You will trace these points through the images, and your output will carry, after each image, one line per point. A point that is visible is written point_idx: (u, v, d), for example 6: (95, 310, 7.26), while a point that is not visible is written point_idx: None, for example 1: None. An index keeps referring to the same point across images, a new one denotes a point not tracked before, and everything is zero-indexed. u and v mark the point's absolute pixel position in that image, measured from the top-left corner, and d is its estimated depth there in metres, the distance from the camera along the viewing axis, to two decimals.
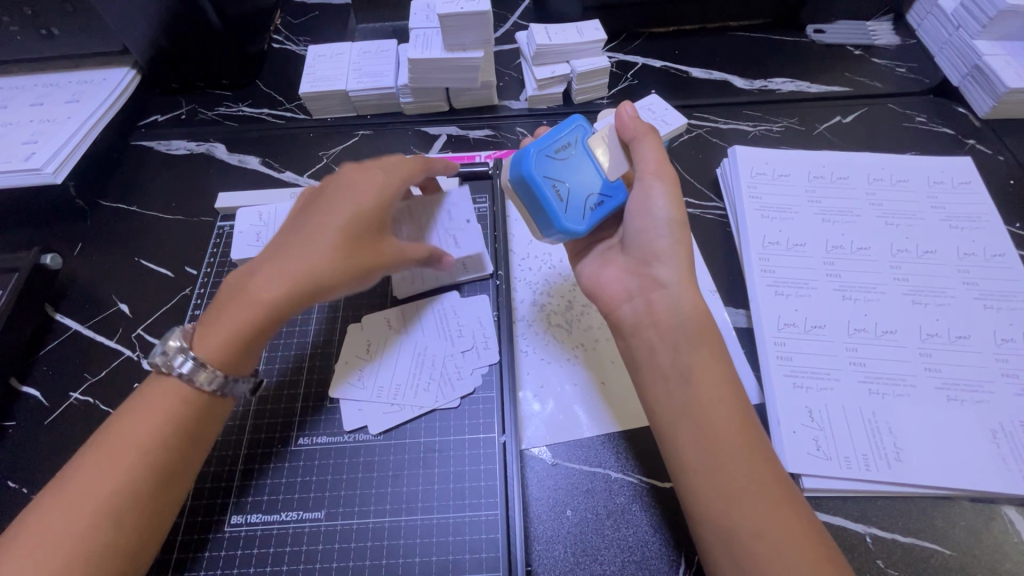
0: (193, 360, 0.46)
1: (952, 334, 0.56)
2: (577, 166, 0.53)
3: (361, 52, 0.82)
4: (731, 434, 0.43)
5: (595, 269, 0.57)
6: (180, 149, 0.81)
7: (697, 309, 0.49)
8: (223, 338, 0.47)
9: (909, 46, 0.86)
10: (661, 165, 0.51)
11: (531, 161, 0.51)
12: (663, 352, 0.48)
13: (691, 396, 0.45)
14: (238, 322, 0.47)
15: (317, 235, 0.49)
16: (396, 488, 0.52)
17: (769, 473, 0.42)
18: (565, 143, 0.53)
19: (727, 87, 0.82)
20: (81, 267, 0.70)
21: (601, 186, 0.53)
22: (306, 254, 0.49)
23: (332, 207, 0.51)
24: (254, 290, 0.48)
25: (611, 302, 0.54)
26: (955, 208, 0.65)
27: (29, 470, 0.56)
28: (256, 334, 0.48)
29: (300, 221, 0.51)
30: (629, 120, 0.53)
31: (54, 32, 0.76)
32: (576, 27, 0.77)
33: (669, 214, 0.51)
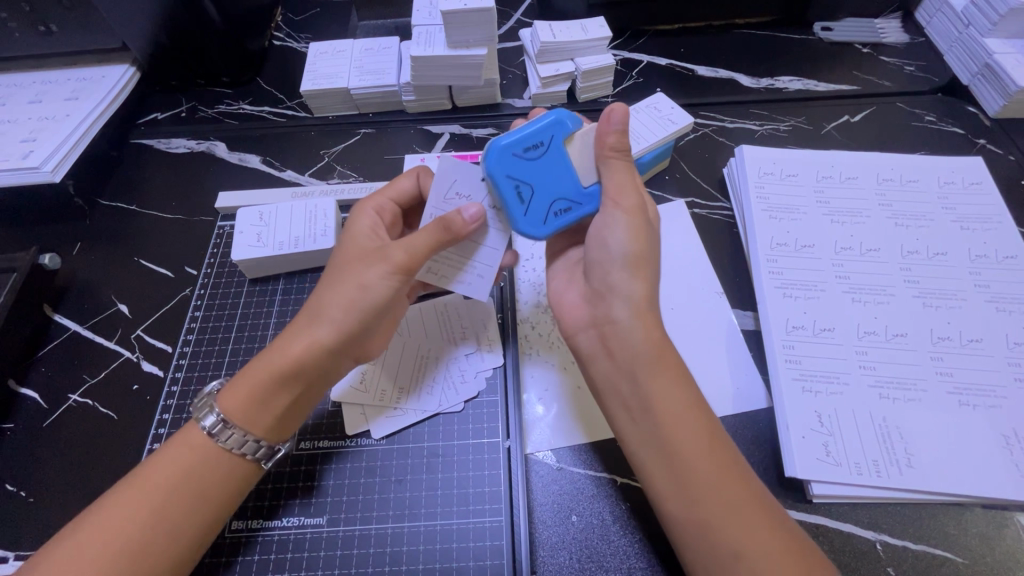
0: (217, 416, 0.46)
1: (964, 338, 0.55)
2: (548, 168, 0.49)
3: (363, 49, 0.81)
4: (698, 465, 0.42)
5: (559, 286, 0.56)
6: (180, 147, 0.80)
7: (654, 339, 0.46)
8: (242, 396, 0.46)
9: (918, 44, 0.85)
10: (627, 195, 0.48)
11: (497, 159, 0.48)
12: (622, 384, 0.46)
13: (653, 431, 0.44)
14: (255, 379, 0.47)
15: (330, 285, 0.49)
16: (399, 494, 0.51)
17: (744, 496, 0.41)
18: (537, 142, 0.48)
19: (734, 85, 0.81)
20: (79, 267, 0.69)
21: (571, 194, 0.50)
22: (319, 305, 0.49)
23: (353, 265, 0.49)
24: (274, 349, 0.48)
25: (569, 327, 0.53)
26: (966, 209, 0.64)
27: (27, 472, 0.55)
28: (275, 386, 0.47)
29: (327, 279, 0.50)
30: (609, 133, 0.48)
31: (53, 28, 0.75)
32: (581, 25, 0.76)
33: (624, 245, 0.48)
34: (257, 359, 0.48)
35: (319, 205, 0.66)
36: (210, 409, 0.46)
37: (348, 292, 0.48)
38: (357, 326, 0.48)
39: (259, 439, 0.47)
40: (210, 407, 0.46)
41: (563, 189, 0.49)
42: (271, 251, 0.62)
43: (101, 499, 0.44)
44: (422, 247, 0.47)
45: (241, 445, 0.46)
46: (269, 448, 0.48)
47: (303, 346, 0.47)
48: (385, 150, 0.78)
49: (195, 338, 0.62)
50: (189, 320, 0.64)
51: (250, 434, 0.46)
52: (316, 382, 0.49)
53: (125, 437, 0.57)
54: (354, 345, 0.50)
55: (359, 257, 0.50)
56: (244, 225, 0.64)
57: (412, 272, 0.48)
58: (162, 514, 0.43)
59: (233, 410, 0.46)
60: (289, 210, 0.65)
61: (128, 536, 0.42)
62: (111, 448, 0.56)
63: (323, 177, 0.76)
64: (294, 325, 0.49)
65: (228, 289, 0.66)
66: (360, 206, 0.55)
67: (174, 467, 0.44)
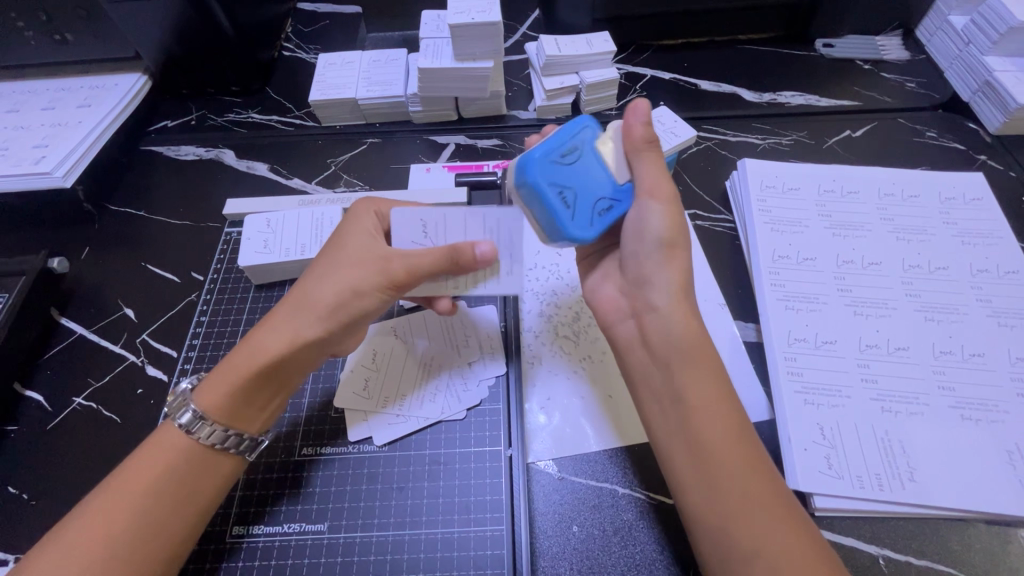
0: (193, 413, 0.46)
1: (965, 352, 0.55)
2: (584, 171, 0.48)
3: (372, 61, 0.82)
4: (725, 452, 0.42)
5: (595, 283, 0.57)
6: (189, 154, 0.82)
7: (691, 331, 0.47)
8: (221, 393, 0.47)
9: (919, 62, 0.86)
10: (661, 183, 0.48)
11: (537, 168, 0.45)
12: (656, 372, 0.48)
13: (684, 418, 0.44)
14: (236, 367, 0.47)
15: (315, 279, 0.50)
16: (400, 501, 0.51)
17: (771, 497, 0.41)
18: (568, 147, 0.48)
19: (737, 100, 0.82)
20: (88, 271, 0.70)
21: (609, 190, 0.49)
22: (303, 301, 0.49)
23: (342, 268, 0.50)
24: (255, 340, 0.49)
25: (608, 319, 0.54)
26: (967, 224, 0.64)
27: (30, 476, 0.55)
28: (254, 377, 0.47)
29: (316, 274, 0.51)
30: (635, 127, 0.49)
31: (68, 37, 0.77)
32: (585, 39, 0.78)
33: (660, 233, 0.48)
34: (239, 354, 0.48)
35: (326, 213, 0.66)
36: (184, 406, 0.46)
37: (336, 295, 0.49)
38: (340, 329, 0.50)
39: (242, 431, 0.48)
40: (184, 405, 0.47)
41: (601, 188, 0.49)
42: (278, 258, 0.63)
43: (85, 501, 0.44)
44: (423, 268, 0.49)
45: (222, 439, 0.47)
46: (252, 441, 0.49)
47: (282, 344, 0.48)
48: (391, 159, 0.79)
49: (200, 343, 0.63)
50: (195, 325, 0.64)
51: (231, 429, 0.47)
52: (292, 380, 0.51)
53: (128, 441, 0.57)
54: (328, 348, 0.52)
55: (347, 253, 0.51)
56: (251, 232, 0.65)
57: (403, 287, 0.50)
58: (145, 514, 0.43)
59: (208, 401, 0.47)
60: (296, 217, 0.66)
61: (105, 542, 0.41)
62: (115, 453, 0.56)
63: (329, 185, 0.76)
64: (276, 319, 0.49)
65: (234, 294, 0.66)
66: (360, 206, 0.54)
67: (164, 469, 0.45)
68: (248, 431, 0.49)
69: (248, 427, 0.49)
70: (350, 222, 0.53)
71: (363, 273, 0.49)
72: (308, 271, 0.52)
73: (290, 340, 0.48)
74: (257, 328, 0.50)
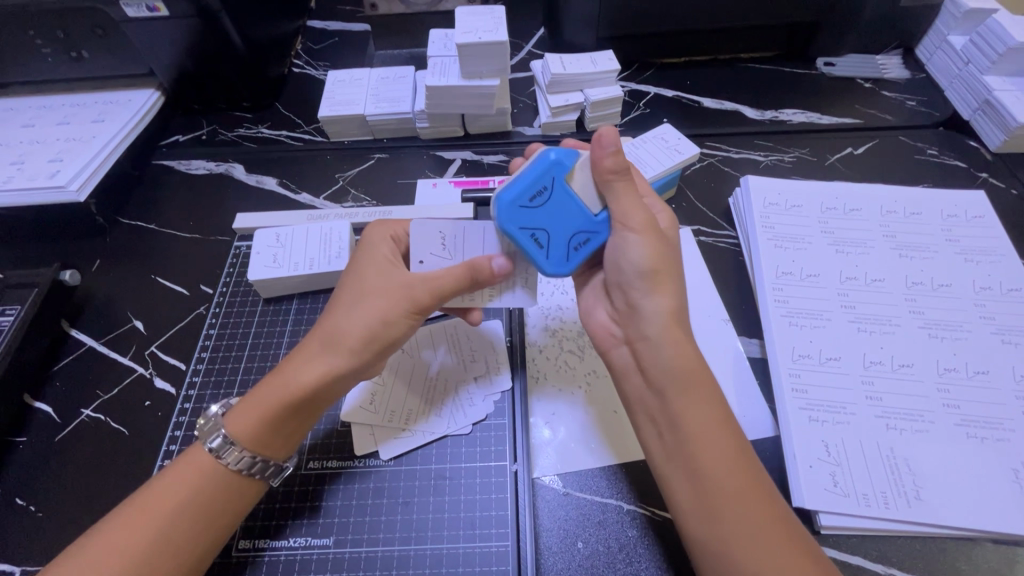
0: (223, 438, 0.47)
1: (970, 370, 0.55)
2: (555, 208, 0.49)
3: (380, 78, 0.84)
4: (723, 481, 0.42)
5: (589, 305, 0.57)
6: (200, 168, 0.83)
7: (684, 358, 0.47)
8: (249, 422, 0.47)
9: (920, 80, 0.87)
10: (634, 214, 0.49)
11: (506, 217, 0.48)
12: (651, 399, 0.48)
13: (679, 444, 0.45)
14: (268, 399, 0.48)
15: (345, 309, 0.50)
16: (406, 516, 0.51)
17: (771, 523, 0.41)
18: (539, 189, 0.49)
19: (739, 117, 0.83)
20: (99, 283, 0.71)
21: (584, 224, 0.50)
22: (333, 331, 0.50)
23: (367, 298, 0.50)
24: (286, 371, 0.49)
25: (603, 345, 0.54)
26: (970, 242, 0.65)
27: (38, 488, 0.56)
28: (287, 408, 0.48)
29: (341, 304, 0.51)
30: (604, 157, 0.48)
31: (84, 54, 0.79)
32: (590, 57, 0.79)
33: (641, 264, 0.48)
34: (269, 385, 0.49)
35: (334, 227, 0.67)
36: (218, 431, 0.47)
37: (364, 324, 0.49)
38: (369, 359, 0.50)
39: (268, 458, 0.48)
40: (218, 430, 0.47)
41: (576, 224, 0.50)
42: (287, 272, 0.63)
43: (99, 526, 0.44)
44: (445, 288, 0.50)
45: (241, 463, 0.47)
46: (275, 467, 0.49)
47: (312, 375, 0.48)
48: (398, 174, 0.80)
49: (210, 356, 0.63)
50: (204, 337, 0.65)
51: (261, 457, 0.48)
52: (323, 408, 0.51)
53: (136, 454, 0.57)
54: (359, 376, 0.52)
55: (375, 283, 0.51)
56: (261, 246, 0.65)
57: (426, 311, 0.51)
58: (167, 533, 0.43)
59: (240, 431, 0.47)
60: (306, 231, 0.67)
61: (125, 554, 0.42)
62: (123, 465, 0.57)
63: (337, 200, 0.78)
64: (306, 349, 0.50)
65: (243, 307, 0.67)
66: (376, 232, 0.56)
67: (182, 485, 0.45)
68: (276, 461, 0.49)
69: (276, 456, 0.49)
70: (372, 251, 0.54)
71: (388, 302, 0.50)
72: (335, 301, 0.52)
73: (321, 372, 0.48)
74: (287, 358, 0.50)
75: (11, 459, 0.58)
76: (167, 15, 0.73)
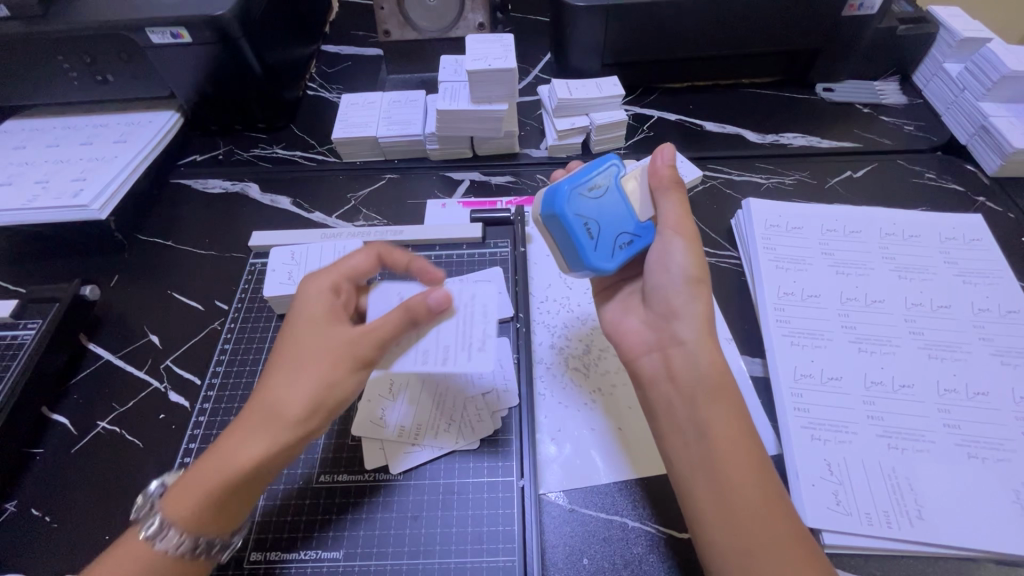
0: (157, 525, 0.44)
1: (970, 391, 0.56)
2: (608, 205, 0.54)
3: (392, 102, 0.87)
4: (747, 489, 0.44)
5: (617, 316, 0.59)
6: (216, 187, 0.86)
7: (717, 367, 0.49)
8: (191, 506, 0.44)
9: (917, 105, 0.90)
10: (685, 223, 0.53)
11: (565, 199, 0.52)
12: (680, 406, 0.49)
13: (707, 450, 0.46)
14: (212, 482, 0.45)
15: (282, 379, 0.47)
16: (414, 530, 0.52)
17: (790, 535, 0.42)
18: (598, 183, 0.54)
19: (741, 140, 0.86)
20: (117, 298, 0.73)
21: (631, 226, 0.55)
22: (274, 403, 0.46)
23: (307, 365, 0.48)
24: (223, 447, 0.46)
25: (631, 353, 0.55)
26: (967, 264, 0.66)
27: (53, 499, 0.57)
28: (234, 487, 0.45)
29: (280, 374, 0.48)
30: (662, 167, 0.55)
31: (109, 78, 0.83)
32: (595, 83, 0.82)
33: (687, 270, 0.52)
34: (205, 464, 0.45)
35: (348, 246, 0.69)
36: (151, 516, 0.45)
37: (308, 393, 0.46)
38: (319, 426, 0.48)
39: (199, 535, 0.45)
40: (151, 515, 0.45)
41: (624, 224, 0.55)
42: None
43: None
44: (387, 338, 0.49)
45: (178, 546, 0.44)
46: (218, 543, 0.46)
47: (254, 450, 0.45)
48: (408, 194, 0.83)
49: (224, 371, 0.65)
50: (219, 352, 0.66)
51: (203, 535, 0.45)
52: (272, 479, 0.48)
53: (149, 466, 0.59)
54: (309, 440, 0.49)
55: (315, 348, 0.48)
56: (276, 263, 0.67)
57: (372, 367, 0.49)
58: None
59: (180, 516, 0.44)
60: (320, 250, 0.69)
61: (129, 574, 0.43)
62: (137, 477, 0.58)
63: (349, 219, 0.80)
64: (245, 423, 0.46)
65: (257, 323, 0.69)
66: (310, 287, 0.53)
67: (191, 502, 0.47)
68: (223, 534, 0.46)
69: (223, 531, 0.46)
70: (305, 313, 0.51)
71: (332, 366, 0.47)
72: (270, 370, 0.48)
73: (264, 446, 0.45)
74: (226, 431, 0.47)
75: (28, 469, 0.59)
76: (190, 41, 0.76)
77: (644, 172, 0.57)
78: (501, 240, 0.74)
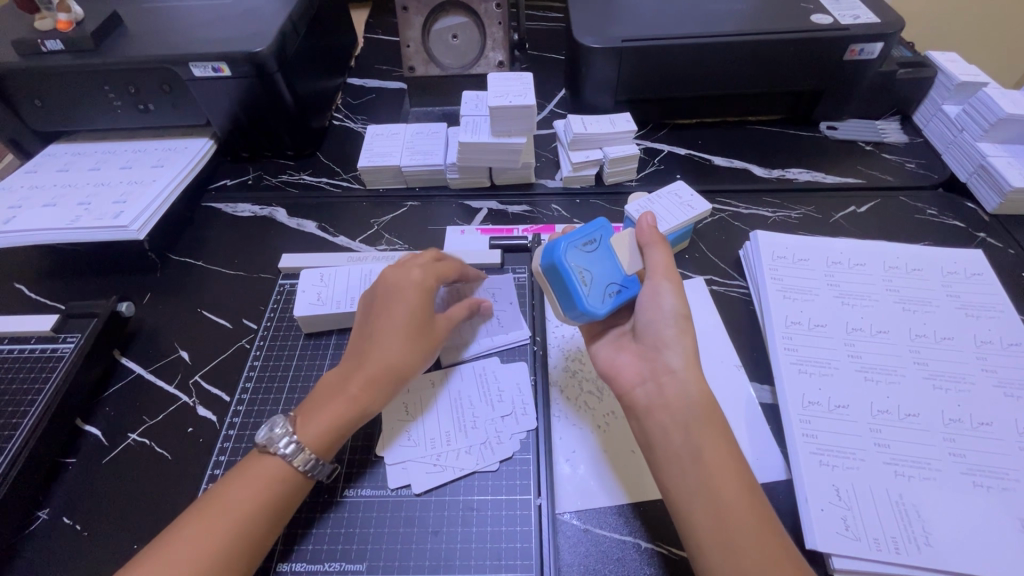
0: (295, 443, 0.52)
1: (974, 421, 0.57)
2: (599, 259, 0.58)
3: (415, 133, 0.91)
4: (742, 511, 0.46)
5: (608, 354, 0.60)
6: (245, 211, 0.90)
7: (705, 393, 0.52)
8: (325, 431, 0.54)
9: (917, 144, 0.93)
10: (665, 268, 0.57)
11: (562, 250, 0.57)
12: (675, 435, 0.50)
13: (703, 478, 0.48)
14: (341, 416, 0.55)
15: (399, 348, 0.58)
16: (435, 545, 0.54)
17: (783, 552, 0.44)
18: (591, 240, 0.59)
19: (748, 175, 0.89)
20: (149, 315, 0.76)
21: (619, 278, 0.58)
22: (398, 365, 0.57)
23: (411, 327, 0.59)
24: (350, 386, 0.56)
25: (625, 386, 0.56)
26: (970, 297, 0.68)
27: (84, 508, 0.59)
28: (352, 426, 0.56)
29: (392, 330, 0.58)
30: (646, 227, 0.60)
31: (150, 107, 0.88)
32: (609, 118, 0.86)
33: (676, 309, 0.55)
34: (336, 394, 0.56)
35: (373, 270, 0.73)
36: (286, 435, 0.53)
37: (414, 351, 0.59)
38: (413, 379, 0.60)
39: (324, 461, 0.54)
40: (286, 433, 0.53)
41: (612, 276, 0.58)
42: (330, 310, 0.68)
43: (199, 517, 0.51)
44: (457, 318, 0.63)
45: (310, 467, 0.52)
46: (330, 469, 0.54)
47: (377, 398, 0.57)
48: (429, 220, 0.86)
49: (252, 387, 0.68)
50: (248, 369, 0.69)
51: (323, 461, 0.54)
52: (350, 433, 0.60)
53: (178, 477, 0.61)
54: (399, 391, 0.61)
55: (423, 324, 0.59)
56: (306, 285, 0.71)
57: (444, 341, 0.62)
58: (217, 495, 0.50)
59: (312, 436, 0.53)
60: (347, 272, 0.72)
61: (279, 463, 0.52)
62: (165, 488, 0.60)
63: (372, 243, 0.83)
64: (368, 368, 0.57)
65: (284, 341, 0.72)
66: (412, 261, 0.63)
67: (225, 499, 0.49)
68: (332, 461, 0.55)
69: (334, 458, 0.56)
70: (408, 282, 0.61)
71: (425, 335, 0.60)
72: (387, 334, 0.58)
73: (383, 398, 0.57)
74: (348, 374, 0.57)
75: (60, 479, 0.61)
76: (229, 75, 0.81)
77: (632, 232, 0.62)
78: (518, 266, 0.78)
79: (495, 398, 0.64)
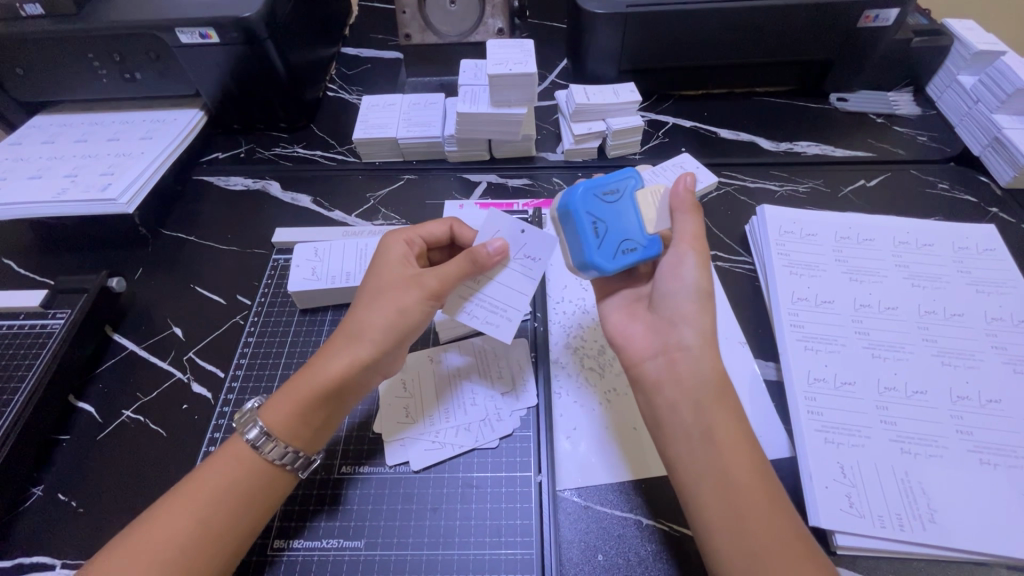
0: (260, 429, 0.50)
1: (983, 398, 0.56)
2: (621, 212, 0.56)
3: (412, 104, 0.88)
4: (751, 490, 0.45)
5: (620, 322, 0.59)
6: (237, 185, 0.87)
7: (719, 372, 0.50)
8: (282, 410, 0.51)
9: (930, 116, 0.90)
10: (692, 234, 0.54)
11: (579, 197, 0.55)
12: (685, 411, 0.49)
13: (712, 455, 0.47)
14: (297, 391, 0.51)
15: (363, 316, 0.54)
16: (434, 521, 0.53)
17: (792, 533, 0.43)
18: (614, 189, 0.56)
19: (755, 148, 0.87)
20: (141, 291, 0.75)
21: (638, 235, 0.55)
22: (359, 332, 0.53)
23: (377, 296, 0.55)
24: (319, 367, 0.52)
25: (635, 356, 0.55)
26: (981, 273, 0.67)
27: (79, 485, 0.58)
28: (314, 402, 0.51)
29: (361, 303, 0.56)
30: (680, 190, 0.56)
31: (136, 76, 0.84)
32: (613, 88, 0.83)
33: (697, 283, 0.53)
34: (300, 373, 0.53)
35: (369, 244, 0.71)
36: (254, 422, 0.51)
37: (380, 315, 0.54)
38: (392, 346, 0.54)
39: (298, 450, 0.51)
40: (254, 420, 0.51)
41: (631, 232, 0.55)
42: (326, 285, 0.67)
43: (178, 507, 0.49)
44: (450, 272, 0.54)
45: (281, 456, 0.50)
46: (305, 459, 0.52)
47: (338, 367, 0.52)
48: (426, 194, 0.84)
49: (247, 363, 0.66)
50: (242, 345, 0.68)
51: (291, 446, 0.51)
52: (335, 415, 0.54)
53: (173, 454, 0.60)
54: (383, 365, 0.55)
55: (393, 288, 0.55)
56: (301, 259, 0.69)
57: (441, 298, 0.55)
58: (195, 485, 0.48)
59: (276, 422, 0.50)
60: (342, 247, 0.71)
61: (247, 448, 0.50)
62: (161, 464, 0.59)
63: (367, 218, 0.81)
64: (333, 343, 0.54)
65: (279, 317, 0.70)
66: (393, 236, 0.61)
67: (200, 490, 0.47)
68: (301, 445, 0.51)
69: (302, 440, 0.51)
70: (385, 257, 0.59)
71: (395, 297, 0.54)
72: (354, 309, 0.56)
73: (344, 368, 0.52)
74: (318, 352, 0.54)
75: (54, 455, 0.60)
76: (217, 41, 0.78)
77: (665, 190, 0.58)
78: None
79: (495, 377, 0.62)
